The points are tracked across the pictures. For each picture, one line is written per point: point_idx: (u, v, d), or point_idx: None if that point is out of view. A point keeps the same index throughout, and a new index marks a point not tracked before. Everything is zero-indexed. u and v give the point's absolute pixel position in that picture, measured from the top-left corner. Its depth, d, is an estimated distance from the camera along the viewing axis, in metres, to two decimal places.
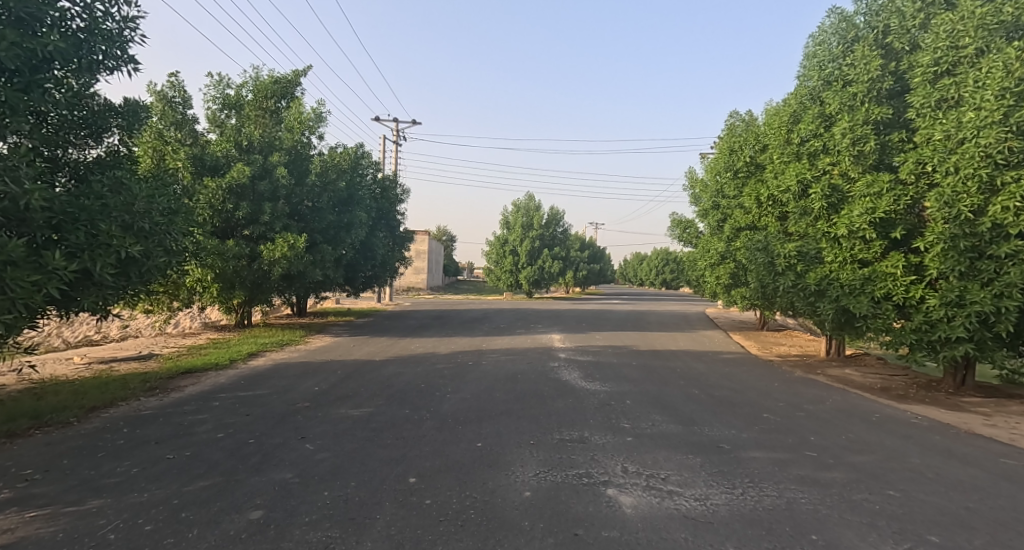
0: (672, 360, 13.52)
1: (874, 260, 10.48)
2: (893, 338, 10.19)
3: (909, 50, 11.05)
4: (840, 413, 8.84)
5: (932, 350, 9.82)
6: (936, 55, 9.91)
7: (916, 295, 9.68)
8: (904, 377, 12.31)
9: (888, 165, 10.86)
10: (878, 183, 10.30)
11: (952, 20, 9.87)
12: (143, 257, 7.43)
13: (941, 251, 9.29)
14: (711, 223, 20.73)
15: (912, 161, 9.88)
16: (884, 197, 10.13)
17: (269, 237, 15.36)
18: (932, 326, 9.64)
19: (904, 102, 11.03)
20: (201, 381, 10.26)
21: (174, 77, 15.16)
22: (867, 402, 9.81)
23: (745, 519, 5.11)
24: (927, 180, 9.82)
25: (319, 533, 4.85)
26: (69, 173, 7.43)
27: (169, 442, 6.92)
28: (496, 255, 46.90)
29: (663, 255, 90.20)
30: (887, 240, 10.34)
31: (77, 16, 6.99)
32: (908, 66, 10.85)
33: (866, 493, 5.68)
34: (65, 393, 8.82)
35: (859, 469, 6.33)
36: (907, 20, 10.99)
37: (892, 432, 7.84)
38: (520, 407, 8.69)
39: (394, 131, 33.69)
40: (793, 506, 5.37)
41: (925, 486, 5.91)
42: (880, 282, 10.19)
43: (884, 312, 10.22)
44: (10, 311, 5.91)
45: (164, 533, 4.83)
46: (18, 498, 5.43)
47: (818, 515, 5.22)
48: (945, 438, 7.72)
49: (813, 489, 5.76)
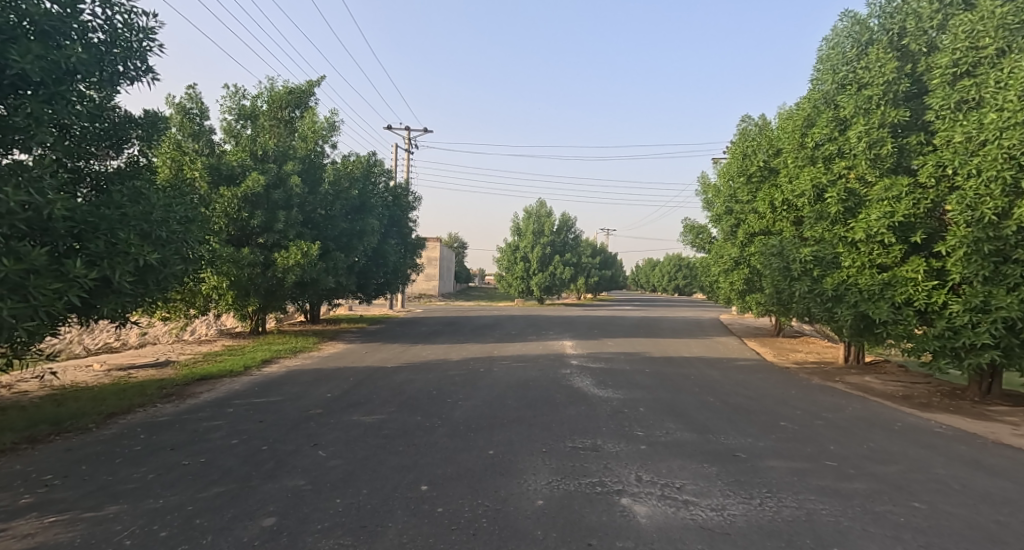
0: (685, 367, 13.53)
1: (894, 265, 10.43)
2: (915, 345, 10.13)
3: (926, 52, 11.02)
4: (860, 422, 8.81)
5: (956, 357, 9.72)
6: (955, 56, 9.86)
7: (939, 301, 9.66)
8: (927, 384, 12.23)
9: (907, 168, 10.83)
10: (896, 187, 10.29)
11: (970, 20, 9.82)
12: (160, 264, 7.53)
13: (963, 255, 9.25)
14: (725, 228, 20.63)
15: (931, 164, 9.85)
16: (903, 201, 10.11)
17: (283, 246, 15.52)
18: (955, 333, 9.57)
19: (921, 104, 10.98)
20: (217, 388, 10.37)
21: (192, 89, 15.33)
22: (888, 411, 9.72)
23: (764, 531, 5.09)
24: (948, 182, 9.77)
25: (331, 541, 4.89)
26: (90, 184, 7.49)
27: (185, 448, 7.01)
28: (507, 262, 47.05)
29: (675, 262, 89.89)
30: (906, 245, 10.32)
31: (98, 28, 7.08)
32: (926, 68, 10.82)
33: (891, 505, 5.65)
34: (85, 400, 8.94)
35: (882, 480, 6.30)
36: (924, 22, 11.00)
37: (916, 442, 7.80)
38: (533, 414, 8.69)
39: (407, 140, 33.90)
40: (814, 517, 5.35)
41: (951, 498, 5.87)
42: (901, 287, 10.15)
43: (905, 318, 10.18)
44: (33, 319, 5.93)
45: (179, 539, 4.89)
46: (38, 503, 5.51)
47: (841, 527, 5.19)
48: (972, 449, 7.63)
49: (834, 500, 5.74)
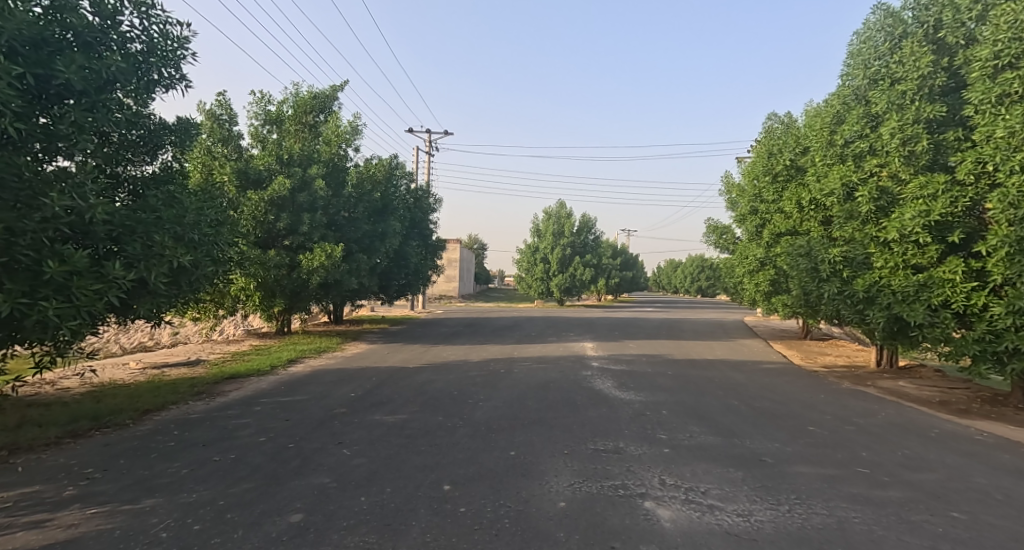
0: (708, 369, 13.57)
1: (930, 265, 10.39)
2: (953, 349, 10.06)
3: (965, 44, 10.76)
4: (894, 428, 8.80)
5: (998, 362, 9.59)
6: (997, 48, 9.58)
7: (979, 303, 9.58)
8: (966, 390, 12.14)
9: (943, 165, 10.70)
10: (932, 184, 10.21)
11: (1014, 10, 9.50)
12: (193, 266, 7.80)
13: (1006, 255, 9.04)
14: (750, 228, 20.53)
15: (971, 160, 9.73)
16: (939, 199, 10.05)
17: (308, 248, 15.80)
18: (997, 337, 9.51)
19: (959, 98, 10.83)
20: (246, 386, 10.64)
21: (222, 96, 15.66)
22: (923, 417, 9.69)
23: (790, 538, 5.17)
24: (988, 180, 9.63)
25: (357, 538, 5.05)
26: (128, 189, 7.77)
27: (215, 445, 7.24)
28: (527, 263, 47.23)
29: (697, 262, 89.42)
30: (943, 245, 10.28)
31: (136, 39, 7.36)
32: (963, 61, 10.64)
33: (927, 514, 5.68)
34: (122, 397, 9.25)
35: (918, 488, 6.33)
36: (962, 14, 10.66)
37: (954, 449, 7.80)
38: (555, 416, 8.82)
39: (427, 142, 34.25)
40: (846, 526, 5.41)
41: (992, 508, 5.89)
42: (937, 288, 10.10)
43: (942, 321, 10.16)
44: (76, 318, 6.20)
45: (212, 533, 5.09)
46: (81, 495, 5.76)
47: (874, 536, 5.24)
48: (1015, 457, 7.61)
49: (867, 508, 5.79)
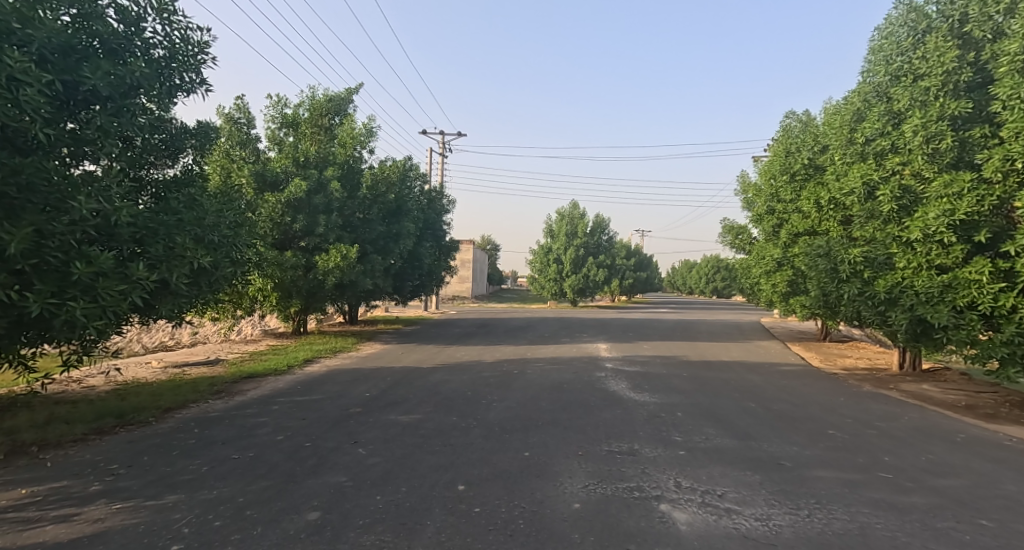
0: (724, 371, 13.50)
1: (955, 266, 10.26)
2: (979, 351, 9.94)
3: (991, 38, 10.60)
4: (918, 432, 8.70)
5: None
6: None
7: (1007, 304, 9.40)
8: (992, 394, 11.96)
9: (969, 163, 10.55)
10: (957, 182, 10.07)
11: None
12: (212, 267, 7.89)
13: None
14: (766, 228, 20.37)
15: (998, 158, 9.50)
16: (965, 198, 9.91)
17: (323, 249, 15.89)
18: None
19: (985, 95, 10.59)
20: (263, 386, 10.72)
21: (240, 99, 15.80)
22: (948, 421, 9.57)
23: (812, 543, 5.13)
24: (1017, 178, 9.44)
25: (372, 536, 5.07)
26: (151, 192, 7.84)
27: (234, 442, 7.30)
28: (540, 264, 47.23)
29: (712, 263, 88.97)
30: (969, 244, 10.15)
31: (159, 44, 7.44)
32: (990, 56, 10.46)
33: (954, 521, 5.61)
34: (144, 395, 9.35)
35: (943, 494, 6.26)
36: (989, 7, 10.57)
37: (980, 455, 7.69)
38: (571, 417, 8.80)
39: (442, 144, 34.39)
40: (868, 531, 5.36)
41: (1021, 516, 5.80)
42: (963, 289, 9.98)
43: (968, 323, 10.04)
44: (102, 318, 6.27)
45: (231, 529, 5.13)
46: (105, 490, 5.83)
47: (898, 543, 5.19)
48: None
49: (890, 514, 5.73)
